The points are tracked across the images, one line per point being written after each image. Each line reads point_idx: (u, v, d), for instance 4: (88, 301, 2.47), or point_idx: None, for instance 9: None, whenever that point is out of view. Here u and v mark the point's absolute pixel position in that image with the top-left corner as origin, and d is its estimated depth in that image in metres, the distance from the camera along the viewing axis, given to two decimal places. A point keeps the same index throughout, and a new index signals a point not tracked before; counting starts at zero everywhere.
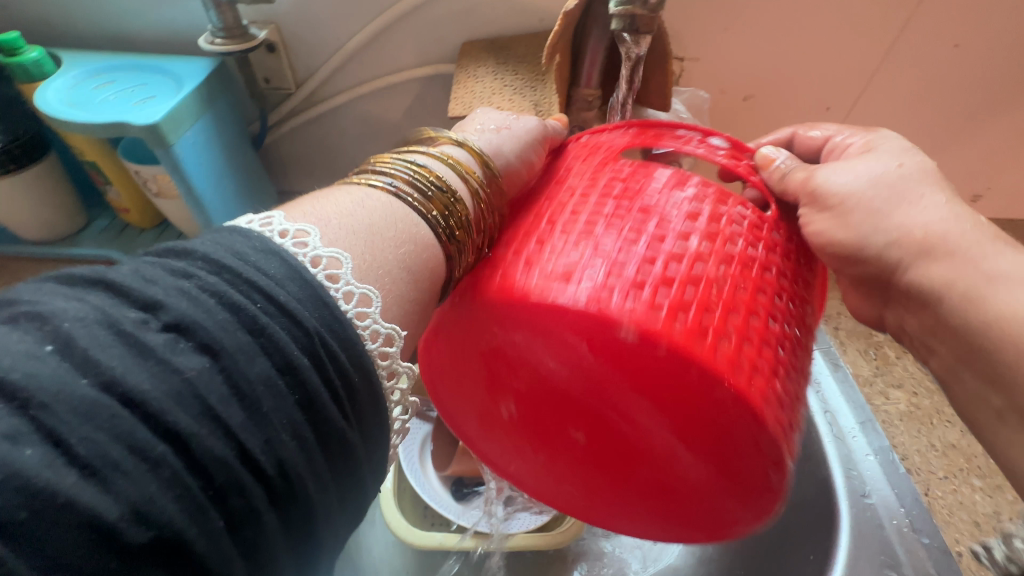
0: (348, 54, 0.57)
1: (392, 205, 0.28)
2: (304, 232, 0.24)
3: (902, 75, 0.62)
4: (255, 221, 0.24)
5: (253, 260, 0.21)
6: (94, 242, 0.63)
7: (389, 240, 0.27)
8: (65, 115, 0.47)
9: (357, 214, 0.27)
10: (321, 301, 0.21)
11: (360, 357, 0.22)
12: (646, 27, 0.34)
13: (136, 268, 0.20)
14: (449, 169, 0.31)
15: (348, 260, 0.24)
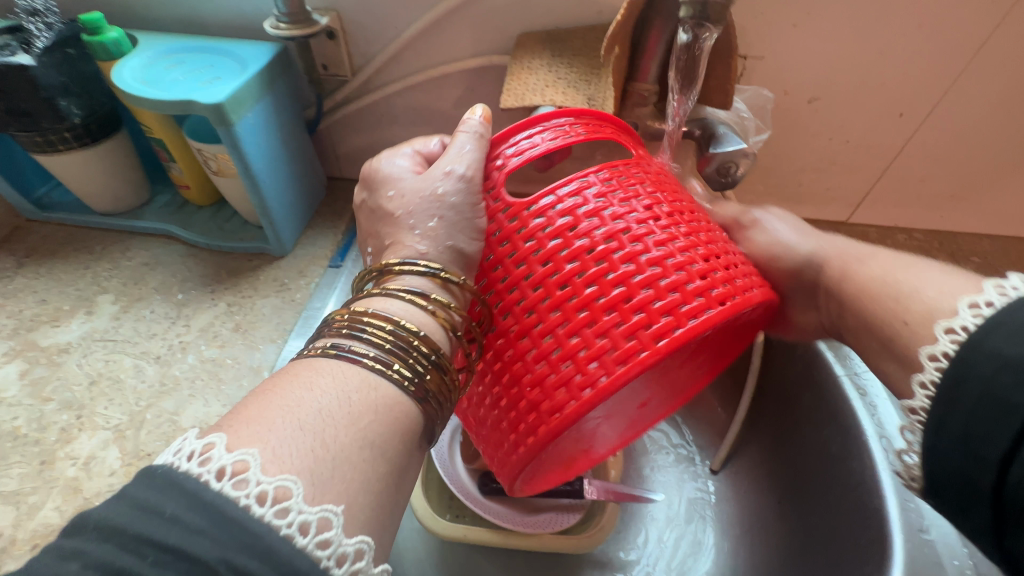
0: (404, 42, 0.58)
1: (379, 380, 0.29)
2: (243, 462, 0.23)
3: (990, 81, 0.57)
4: (180, 453, 0.24)
5: (156, 513, 0.21)
6: (155, 216, 0.66)
7: (372, 421, 0.27)
8: (138, 92, 0.49)
9: (350, 396, 0.27)
10: (228, 522, 0.21)
11: (284, 561, 0.21)
12: (717, 16, 0.33)
13: (36, 564, 0.20)
14: (420, 311, 0.32)
15: (255, 456, 0.23)
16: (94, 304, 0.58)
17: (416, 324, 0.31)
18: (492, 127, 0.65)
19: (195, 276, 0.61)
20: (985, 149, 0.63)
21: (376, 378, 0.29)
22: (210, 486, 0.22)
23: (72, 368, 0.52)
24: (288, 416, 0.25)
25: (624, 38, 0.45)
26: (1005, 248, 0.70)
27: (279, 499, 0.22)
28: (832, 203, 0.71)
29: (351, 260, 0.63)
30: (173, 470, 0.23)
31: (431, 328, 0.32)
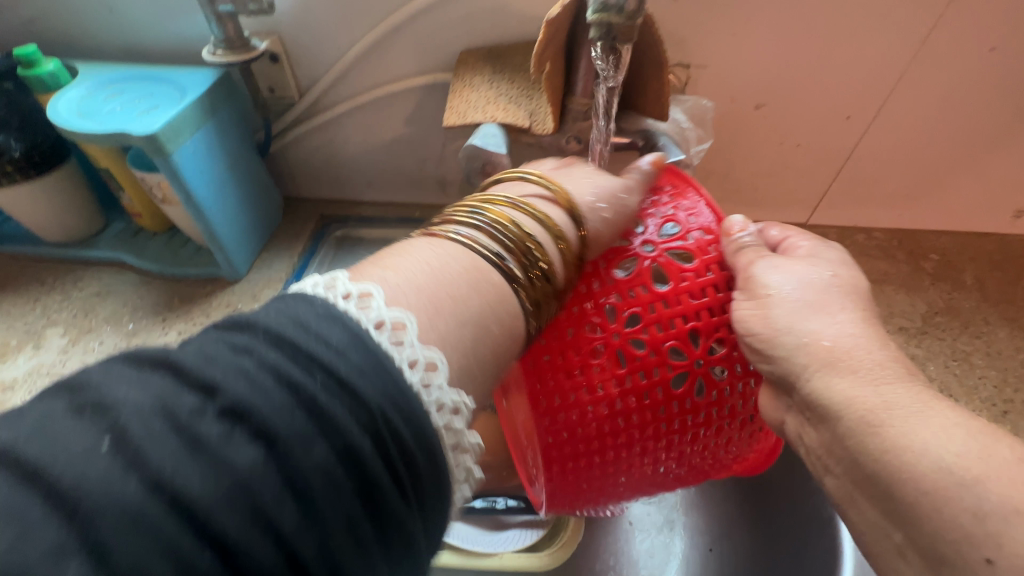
0: (348, 63, 0.58)
1: (471, 257, 0.30)
2: (367, 292, 0.25)
3: (931, 81, 0.57)
4: (320, 283, 0.26)
5: (303, 326, 0.23)
6: (108, 244, 0.65)
7: (472, 291, 0.29)
8: (72, 125, 0.49)
9: (430, 276, 0.29)
10: (385, 370, 0.23)
11: (422, 430, 0.23)
12: (624, 36, 0.33)
13: (201, 348, 0.22)
14: (536, 223, 0.33)
15: (411, 320, 0.25)
16: (43, 338, 0.57)
17: (530, 231, 0.33)
18: (443, 143, 0.65)
19: (147, 305, 0.60)
20: (934, 148, 0.63)
21: (480, 275, 0.30)
22: (370, 331, 0.24)
23: (17, 405, 0.51)
24: (392, 275, 0.28)
25: (555, 55, 0.45)
26: (963, 244, 0.70)
27: (416, 360, 0.24)
28: (791, 206, 0.71)
29: (307, 282, 0.63)
30: (330, 303, 0.24)
31: (545, 240, 0.33)
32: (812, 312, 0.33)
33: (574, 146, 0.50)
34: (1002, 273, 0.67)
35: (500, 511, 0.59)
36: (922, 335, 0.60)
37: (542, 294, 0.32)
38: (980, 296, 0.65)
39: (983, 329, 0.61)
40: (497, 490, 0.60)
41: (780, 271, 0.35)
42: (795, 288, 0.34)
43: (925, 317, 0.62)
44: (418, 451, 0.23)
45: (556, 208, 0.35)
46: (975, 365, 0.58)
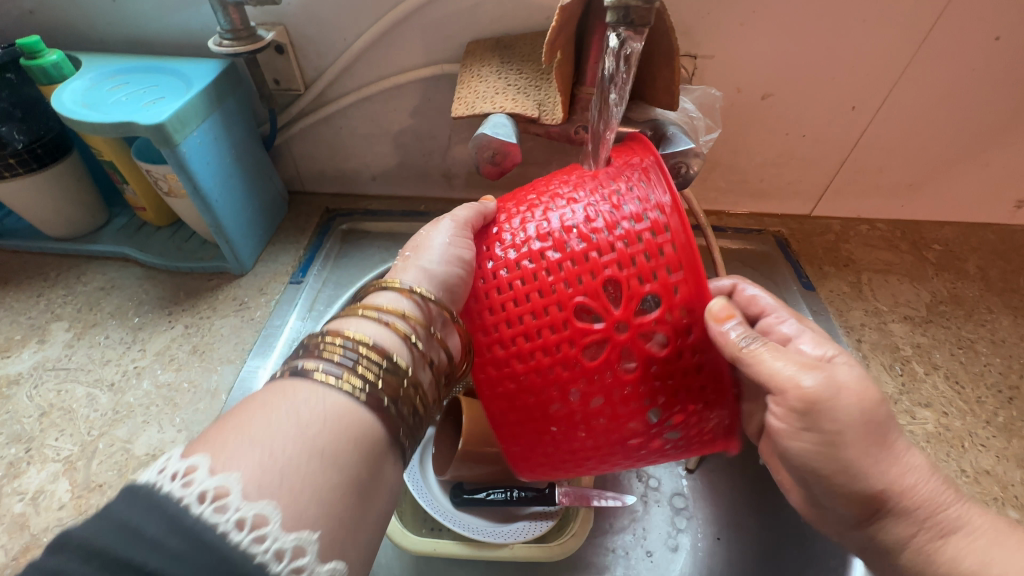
0: (354, 54, 0.58)
1: (335, 402, 0.30)
2: (224, 488, 0.25)
3: (935, 71, 0.58)
4: (176, 481, 0.25)
5: (137, 534, 0.22)
6: (111, 239, 0.65)
7: (332, 456, 0.28)
8: (77, 116, 0.48)
9: (306, 432, 0.28)
10: (205, 544, 0.23)
11: None
12: (642, 20, 0.33)
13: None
14: (397, 340, 0.34)
15: (275, 511, 0.25)
16: (48, 332, 0.56)
17: (389, 348, 0.33)
18: (450, 136, 0.65)
19: (152, 299, 0.60)
20: (938, 138, 0.64)
21: (330, 396, 0.30)
22: (228, 538, 0.23)
23: (22, 400, 0.51)
24: (254, 456, 0.26)
25: (566, 43, 0.45)
26: (966, 235, 0.71)
27: (256, 519, 0.24)
28: (795, 197, 0.71)
29: (313, 274, 0.63)
30: (155, 489, 0.25)
31: (399, 351, 0.34)
32: (855, 404, 0.32)
33: (583, 135, 0.51)
34: (1005, 263, 0.68)
35: (511, 503, 0.59)
36: (927, 323, 0.61)
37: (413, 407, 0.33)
38: (984, 285, 0.65)
39: (986, 317, 0.62)
40: (506, 481, 0.60)
41: (815, 371, 0.33)
42: (832, 381, 0.32)
43: (930, 306, 0.63)
44: None
45: (392, 334, 0.34)
46: (980, 353, 0.58)
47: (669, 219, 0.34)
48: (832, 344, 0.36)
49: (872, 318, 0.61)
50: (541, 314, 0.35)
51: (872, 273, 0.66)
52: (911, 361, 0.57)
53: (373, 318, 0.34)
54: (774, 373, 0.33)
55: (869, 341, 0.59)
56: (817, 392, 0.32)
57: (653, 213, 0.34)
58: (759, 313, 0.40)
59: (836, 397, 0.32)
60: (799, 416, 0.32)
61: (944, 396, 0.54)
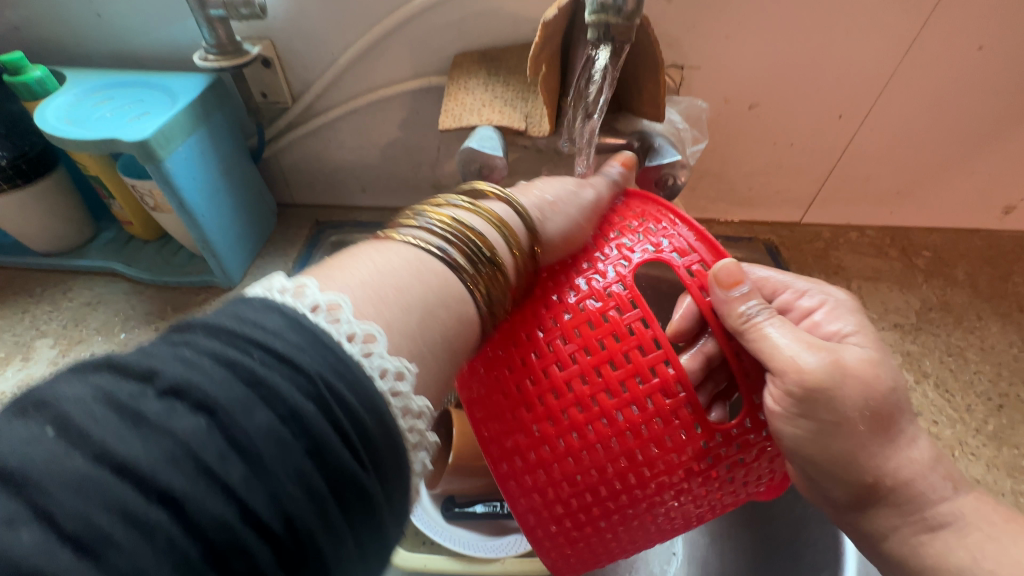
0: (342, 67, 0.58)
1: (419, 256, 0.30)
2: (334, 305, 0.24)
3: (919, 81, 0.58)
4: (287, 287, 0.24)
5: (258, 325, 0.22)
6: (98, 253, 0.64)
7: (423, 305, 0.28)
8: (61, 132, 0.48)
9: (387, 277, 0.28)
10: (327, 345, 0.22)
11: (371, 398, 0.22)
12: (622, 36, 0.34)
13: (142, 347, 0.21)
14: (484, 221, 0.33)
15: (347, 304, 0.25)
16: (32, 350, 0.56)
17: (484, 234, 0.33)
18: (439, 147, 0.65)
19: (139, 315, 0.59)
20: (925, 145, 0.64)
21: (422, 267, 0.30)
22: (343, 345, 0.23)
23: None
24: (343, 278, 0.27)
25: (551, 57, 0.45)
26: (954, 241, 0.71)
27: (386, 370, 0.24)
28: (785, 205, 0.71)
29: None
30: (270, 300, 0.23)
31: (489, 232, 0.33)
32: (861, 376, 0.32)
33: (569, 147, 0.50)
34: (994, 269, 0.68)
35: (505, 517, 0.59)
36: (917, 331, 0.61)
37: (496, 294, 0.32)
38: (972, 291, 0.66)
39: (976, 324, 0.62)
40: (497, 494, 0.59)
41: (822, 351, 0.33)
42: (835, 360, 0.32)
43: (919, 312, 0.63)
44: (372, 426, 0.22)
45: (511, 213, 0.35)
46: (969, 360, 0.58)
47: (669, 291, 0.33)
48: (850, 319, 0.37)
49: None
50: (590, 410, 0.33)
51: (862, 281, 0.67)
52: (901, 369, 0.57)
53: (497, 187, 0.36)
54: (776, 347, 0.32)
55: None
56: (837, 361, 0.32)
57: (693, 266, 0.35)
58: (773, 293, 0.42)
59: (840, 385, 0.31)
60: (800, 400, 0.31)
61: (934, 405, 0.54)
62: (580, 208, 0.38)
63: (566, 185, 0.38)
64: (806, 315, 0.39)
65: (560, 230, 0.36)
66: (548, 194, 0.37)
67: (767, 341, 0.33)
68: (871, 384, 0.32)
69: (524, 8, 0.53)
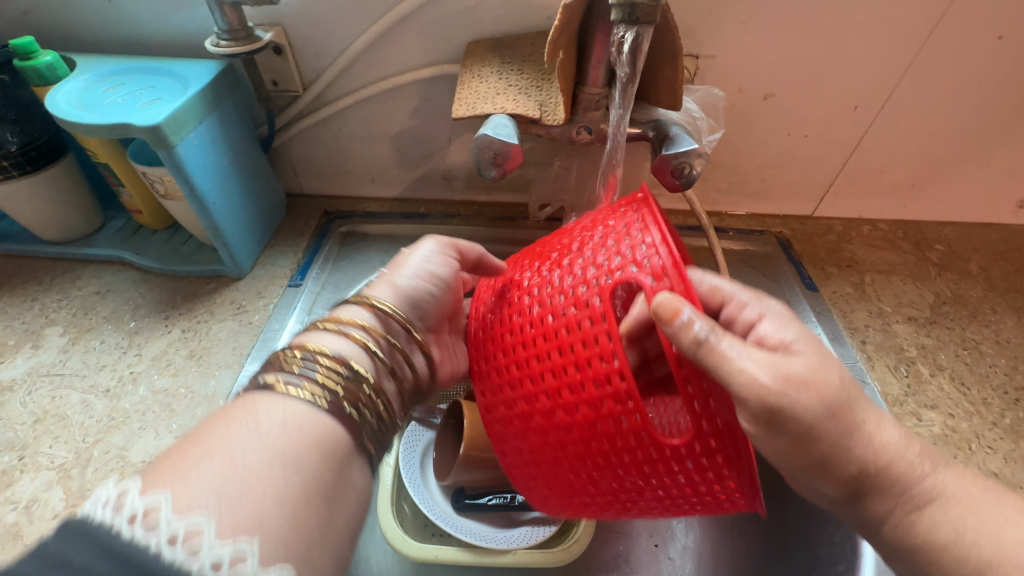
0: (354, 54, 0.57)
1: (310, 404, 0.31)
2: (195, 530, 0.24)
3: (936, 72, 0.58)
4: (108, 500, 0.24)
5: (50, 559, 0.20)
6: (107, 242, 0.64)
7: (315, 478, 0.29)
8: (73, 117, 0.47)
9: (277, 450, 0.28)
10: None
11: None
12: (647, 17, 0.33)
13: None
14: (336, 352, 0.34)
15: (211, 524, 0.24)
16: (42, 337, 0.56)
17: (349, 356, 0.35)
18: (450, 136, 0.64)
19: (149, 303, 0.59)
20: (941, 138, 0.63)
21: (308, 416, 0.31)
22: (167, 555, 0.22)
23: (16, 407, 0.50)
24: (218, 470, 0.26)
25: (568, 43, 0.44)
26: (967, 235, 0.71)
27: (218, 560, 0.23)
28: (797, 198, 0.71)
29: (312, 277, 0.62)
30: (95, 523, 0.23)
31: (353, 353, 0.35)
32: (814, 396, 0.29)
33: (585, 136, 0.50)
34: (1007, 263, 0.68)
35: (510, 508, 0.59)
36: (931, 324, 0.60)
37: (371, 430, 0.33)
38: (986, 285, 0.65)
39: (991, 318, 0.61)
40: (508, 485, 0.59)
41: (773, 370, 0.28)
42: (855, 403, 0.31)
43: (933, 306, 0.62)
44: None
45: (359, 332, 0.37)
46: (984, 353, 0.58)
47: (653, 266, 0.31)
48: None
49: (876, 319, 0.61)
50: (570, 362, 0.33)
51: (875, 274, 0.66)
52: (916, 362, 0.56)
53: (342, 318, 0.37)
54: (739, 370, 0.28)
55: (873, 341, 0.59)
56: (790, 378, 0.28)
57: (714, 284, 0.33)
58: (721, 303, 0.35)
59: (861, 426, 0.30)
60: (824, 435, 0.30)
61: (950, 398, 0.53)
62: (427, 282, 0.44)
63: (413, 262, 0.44)
64: (750, 329, 0.33)
65: (422, 309, 0.44)
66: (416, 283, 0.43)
67: (752, 357, 0.28)
68: (842, 401, 0.29)
69: None
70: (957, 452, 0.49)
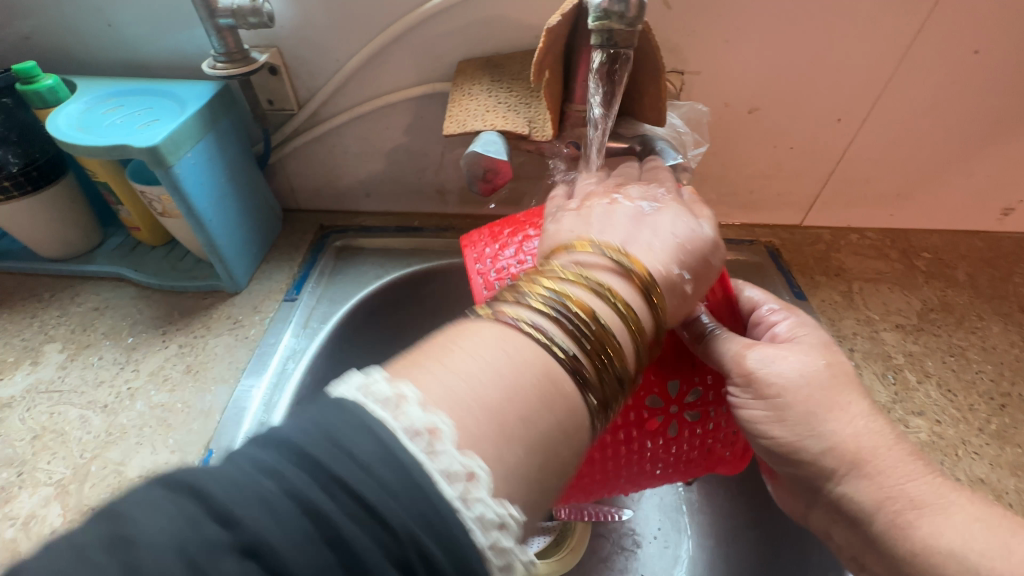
0: (347, 74, 0.58)
1: (544, 358, 0.27)
2: (438, 430, 0.23)
3: (914, 85, 0.59)
4: (366, 397, 0.23)
5: (343, 449, 0.21)
6: (106, 258, 0.65)
7: (534, 424, 0.25)
8: (73, 139, 0.49)
9: (502, 380, 0.25)
10: (419, 486, 0.21)
11: (453, 550, 0.21)
12: (625, 41, 0.35)
13: (236, 470, 0.20)
14: (599, 300, 0.30)
15: (482, 470, 0.22)
16: (41, 354, 0.56)
17: (608, 323, 0.29)
18: (443, 152, 0.65)
19: (147, 319, 0.60)
20: (923, 148, 0.65)
21: (519, 340, 0.27)
22: (423, 463, 0.21)
23: (14, 423, 0.51)
24: (456, 377, 0.25)
25: (554, 63, 0.46)
26: (953, 243, 0.72)
27: (457, 471, 0.22)
28: (785, 207, 0.72)
29: (308, 291, 0.63)
30: (362, 409, 0.22)
31: (610, 317, 0.30)
32: (794, 371, 0.36)
33: (572, 151, 0.51)
34: (993, 270, 0.69)
35: None
36: (918, 331, 0.61)
37: (612, 393, 0.29)
38: (972, 292, 0.66)
39: (977, 325, 0.62)
40: None
41: (756, 347, 0.37)
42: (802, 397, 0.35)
43: (921, 313, 0.63)
44: (445, 562, 0.20)
45: (624, 281, 0.32)
46: (971, 360, 0.58)
47: (684, 255, 0.36)
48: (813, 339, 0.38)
49: (864, 327, 0.62)
50: None
51: (862, 283, 0.67)
52: (903, 369, 0.57)
53: (562, 267, 0.31)
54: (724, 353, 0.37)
55: (861, 349, 0.60)
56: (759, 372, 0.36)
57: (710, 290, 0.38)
58: (752, 308, 0.43)
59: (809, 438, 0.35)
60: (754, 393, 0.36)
61: (937, 405, 0.54)
62: (676, 240, 0.36)
63: (655, 231, 0.36)
64: (770, 328, 0.40)
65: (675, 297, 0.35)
66: (652, 243, 0.35)
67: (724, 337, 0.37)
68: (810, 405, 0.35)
69: (526, 15, 0.54)
70: (944, 458, 0.50)
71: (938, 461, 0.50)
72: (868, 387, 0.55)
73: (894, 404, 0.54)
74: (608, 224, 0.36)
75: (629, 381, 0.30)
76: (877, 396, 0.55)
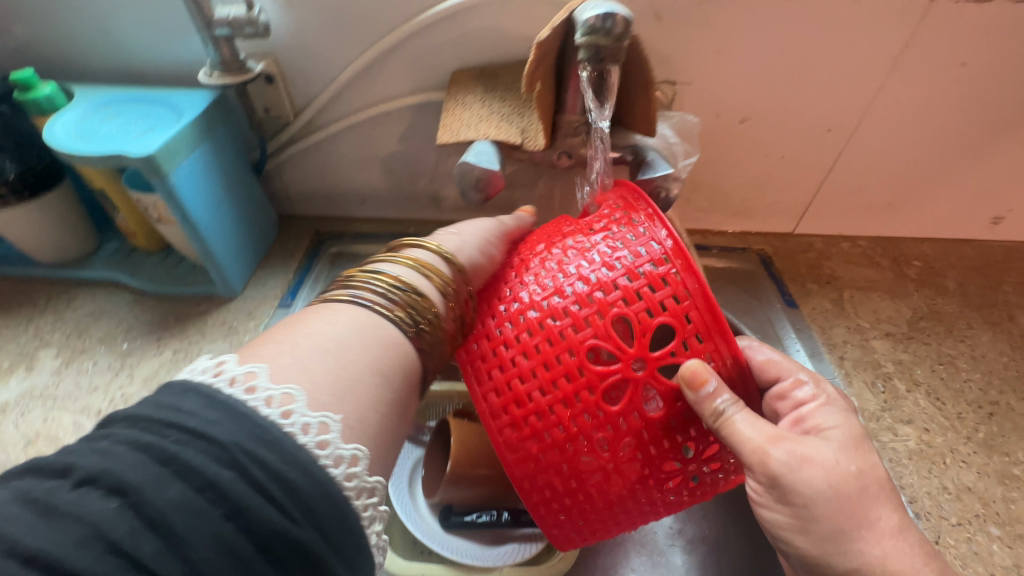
0: (342, 83, 0.59)
1: (364, 330, 0.35)
2: (254, 374, 0.28)
3: (904, 96, 0.60)
4: (207, 369, 0.28)
5: (176, 408, 0.25)
6: (102, 264, 0.65)
7: (361, 353, 0.33)
8: (69, 147, 0.49)
9: (334, 350, 0.33)
10: (250, 420, 0.25)
11: (288, 453, 0.25)
12: (612, 56, 0.36)
13: (87, 450, 0.23)
14: (413, 271, 0.39)
15: (300, 395, 0.28)
16: (36, 359, 0.57)
17: (416, 284, 0.38)
18: (437, 160, 0.66)
19: (142, 325, 0.60)
20: (912, 158, 0.65)
21: (367, 328, 0.35)
22: (260, 409, 0.26)
23: (8, 429, 0.51)
24: (290, 347, 0.32)
25: (545, 75, 0.46)
26: (943, 251, 0.73)
27: (285, 407, 0.27)
28: (777, 216, 0.72)
29: (302, 298, 0.63)
30: (190, 381, 0.27)
31: (412, 276, 0.39)
32: (823, 479, 0.32)
33: (565, 161, 0.52)
34: (983, 279, 0.69)
35: (499, 525, 0.58)
36: (908, 340, 0.62)
37: (435, 337, 0.37)
38: (962, 300, 0.67)
39: (966, 333, 0.63)
40: (496, 502, 0.60)
41: (783, 443, 0.33)
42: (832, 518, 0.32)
43: (911, 321, 0.64)
44: (295, 479, 0.25)
45: (434, 258, 0.40)
46: (960, 368, 0.59)
47: (693, 301, 0.34)
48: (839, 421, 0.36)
49: (854, 335, 0.62)
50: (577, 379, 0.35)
51: (854, 291, 0.67)
52: (892, 377, 0.58)
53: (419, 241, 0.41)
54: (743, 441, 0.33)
55: (851, 357, 0.60)
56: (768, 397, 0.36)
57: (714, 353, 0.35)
58: (774, 379, 0.40)
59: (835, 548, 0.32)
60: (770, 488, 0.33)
61: (925, 413, 0.55)
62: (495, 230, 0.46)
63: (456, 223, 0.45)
64: (796, 408, 0.38)
65: (477, 260, 0.42)
66: (460, 237, 0.43)
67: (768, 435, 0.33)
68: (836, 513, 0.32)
69: (519, 27, 0.55)
70: (932, 466, 0.50)
71: (927, 469, 0.50)
72: (858, 395, 0.56)
73: (883, 412, 0.54)
74: (434, 236, 0.44)
75: (449, 338, 0.39)
76: (867, 404, 0.55)
